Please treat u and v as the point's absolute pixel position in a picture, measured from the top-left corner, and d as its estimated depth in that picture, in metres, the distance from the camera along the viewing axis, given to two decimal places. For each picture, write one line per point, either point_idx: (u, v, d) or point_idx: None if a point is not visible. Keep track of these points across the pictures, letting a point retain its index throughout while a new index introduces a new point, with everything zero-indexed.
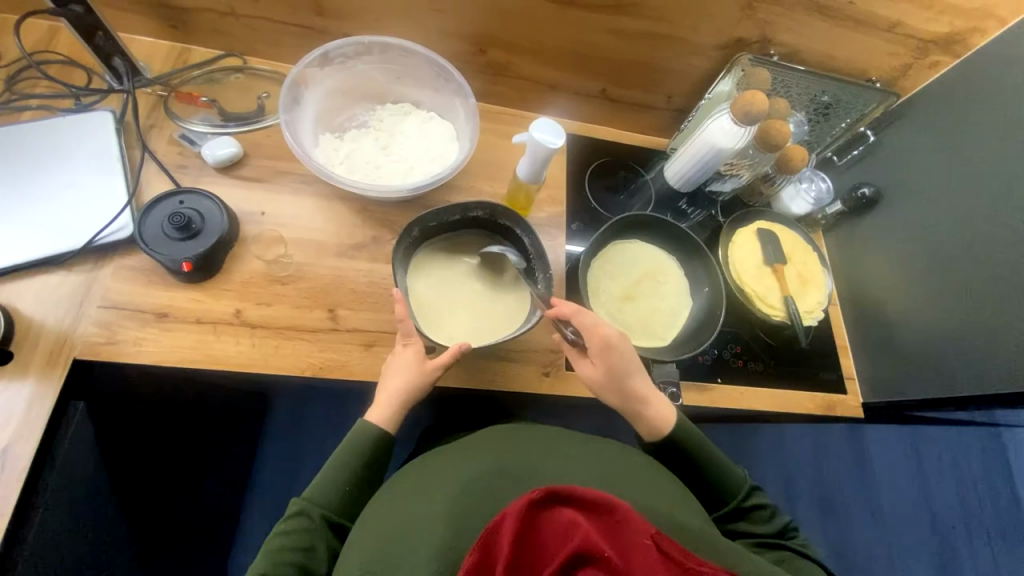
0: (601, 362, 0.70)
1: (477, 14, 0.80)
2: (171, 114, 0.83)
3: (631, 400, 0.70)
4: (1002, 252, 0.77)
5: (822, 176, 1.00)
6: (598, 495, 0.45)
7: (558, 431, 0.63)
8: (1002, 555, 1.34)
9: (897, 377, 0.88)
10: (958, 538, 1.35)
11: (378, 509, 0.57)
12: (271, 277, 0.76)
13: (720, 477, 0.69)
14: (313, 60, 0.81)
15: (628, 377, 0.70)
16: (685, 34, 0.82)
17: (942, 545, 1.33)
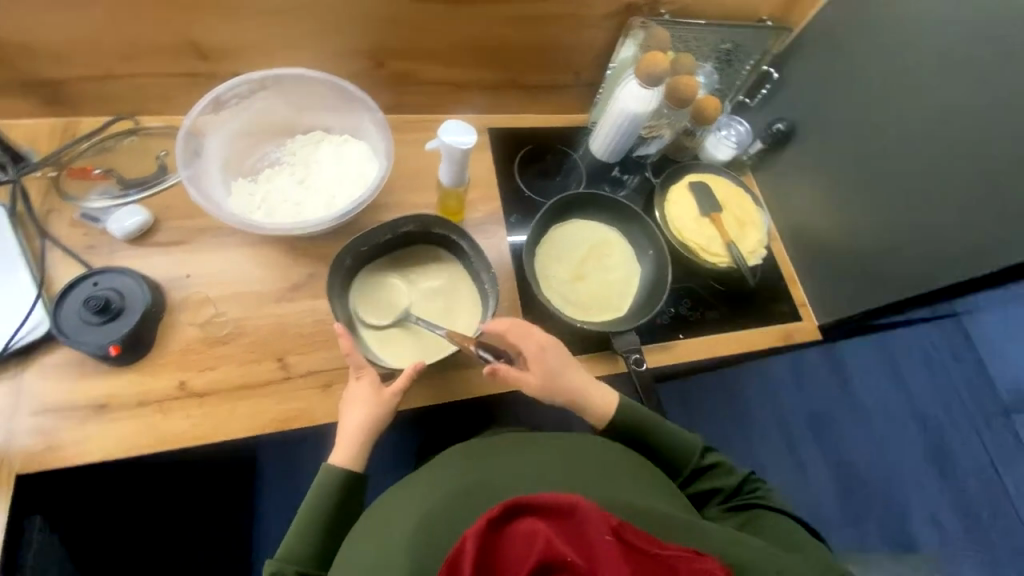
0: (541, 365, 0.70)
1: (365, 27, 0.77)
2: (65, 195, 0.77)
3: (572, 396, 0.70)
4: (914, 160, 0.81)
5: (739, 120, 1.03)
6: (559, 498, 0.45)
7: (520, 439, 0.62)
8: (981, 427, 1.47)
9: (845, 295, 0.92)
10: (940, 423, 1.47)
11: (345, 555, 0.54)
12: (211, 339, 0.73)
13: (669, 443, 0.70)
14: (205, 107, 0.76)
15: (569, 375, 0.70)
16: (577, 10, 0.82)
17: (928, 433, 1.45)
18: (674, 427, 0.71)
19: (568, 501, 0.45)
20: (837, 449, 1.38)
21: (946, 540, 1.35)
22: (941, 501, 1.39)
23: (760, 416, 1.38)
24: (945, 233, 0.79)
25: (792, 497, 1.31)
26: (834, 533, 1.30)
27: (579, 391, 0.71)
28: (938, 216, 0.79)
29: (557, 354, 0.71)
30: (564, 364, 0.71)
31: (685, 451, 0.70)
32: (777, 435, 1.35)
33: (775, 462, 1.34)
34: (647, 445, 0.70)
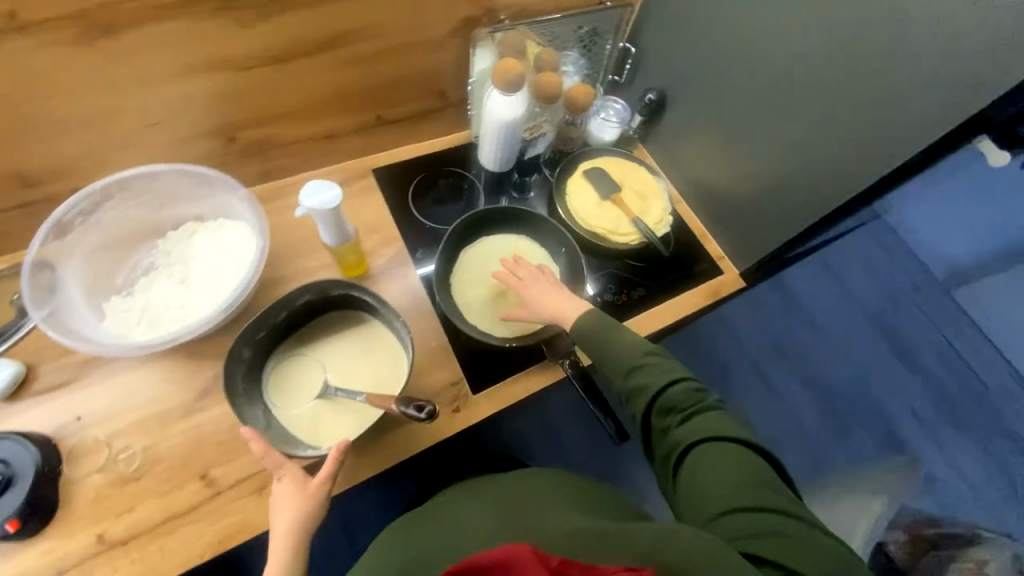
0: (530, 290, 0.81)
1: (199, 110, 0.71)
2: None
3: (557, 309, 0.78)
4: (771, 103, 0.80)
5: (613, 98, 1.05)
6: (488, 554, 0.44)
7: (463, 501, 0.69)
8: (926, 309, 1.60)
9: (754, 240, 0.92)
10: (890, 315, 1.59)
11: None
12: (121, 478, 0.66)
13: (613, 346, 0.74)
14: (46, 235, 0.69)
15: (554, 292, 0.80)
16: (420, 36, 0.79)
17: (882, 328, 1.57)
18: (624, 338, 0.75)
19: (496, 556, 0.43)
20: (808, 371, 1.50)
21: (926, 422, 1.46)
22: (912, 387, 1.50)
23: (728, 357, 1.51)
24: (812, 169, 0.78)
25: (781, 426, 1.42)
26: (825, 448, 1.40)
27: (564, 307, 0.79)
28: (804, 151, 0.78)
29: (547, 277, 0.82)
30: (552, 286, 0.81)
31: (628, 359, 0.73)
32: (747, 370, 1.48)
33: (757, 399, 1.45)
34: (600, 349, 0.75)
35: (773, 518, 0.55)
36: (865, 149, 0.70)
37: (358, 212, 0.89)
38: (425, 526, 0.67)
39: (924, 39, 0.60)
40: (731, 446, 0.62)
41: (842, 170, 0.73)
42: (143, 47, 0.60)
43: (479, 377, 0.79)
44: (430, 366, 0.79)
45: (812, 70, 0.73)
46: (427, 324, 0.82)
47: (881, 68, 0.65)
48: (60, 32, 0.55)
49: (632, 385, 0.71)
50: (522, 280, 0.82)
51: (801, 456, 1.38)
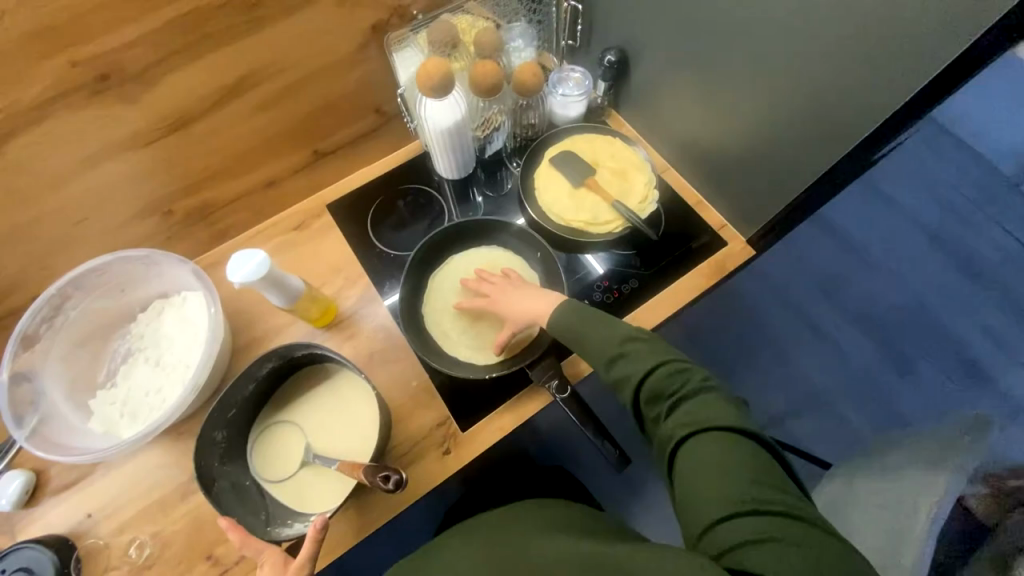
0: (498, 297, 0.77)
1: (123, 192, 0.69)
2: None
3: (528, 310, 0.74)
4: (743, 42, 0.67)
5: (570, 67, 0.90)
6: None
7: (462, 540, 0.71)
8: (993, 212, 1.44)
9: (757, 203, 0.79)
10: (952, 227, 1.43)
11: None
12: (135, 569, 0.68)
13: (591, 338, 0.68)
14: (16, 349, 0.71)
15: (523, 294, 0.76)
16: (328, 57, 0.71)
17: (943, 242, 1.42)
18: (600, 327, 0.68)
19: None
20: (860, 308, 1.38)
21: (1003, 342, 1.32)
22: (986, 306, 1.36)
23: (767, 308, 1.40)
24: (806, 112, 0.64)
25: (835, 375, 1.33)
26: (888, 385, 1.31)
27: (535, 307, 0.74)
28: (791, 94, 0.65)
29: (513, 280, 0.78)
30: (521, 287, 0.77)
31: (606, 350, 0.66)
32: (790, 317, 1.38)
33: (805, 351, 1.35)
34: (578, 342, 0.69)
35: (770, 518, 0.48)
36: (862, 79, 0.56)
37: (318, 254, 0.84)
38: (430, 560, 0.69)
39: None
40: (725, 436, 0.55)
41: (841, 110, 0.60)
42: (32, 153, 0.58)
43: (467, 412, 0.75)
44: (413, 409, 0.75)
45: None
46: (405, 363, 0.78)
47: None
48: None
49: (614, 376, 0.65)
50: (490, 296, 0.78)
51: (862, 404, 1.30)
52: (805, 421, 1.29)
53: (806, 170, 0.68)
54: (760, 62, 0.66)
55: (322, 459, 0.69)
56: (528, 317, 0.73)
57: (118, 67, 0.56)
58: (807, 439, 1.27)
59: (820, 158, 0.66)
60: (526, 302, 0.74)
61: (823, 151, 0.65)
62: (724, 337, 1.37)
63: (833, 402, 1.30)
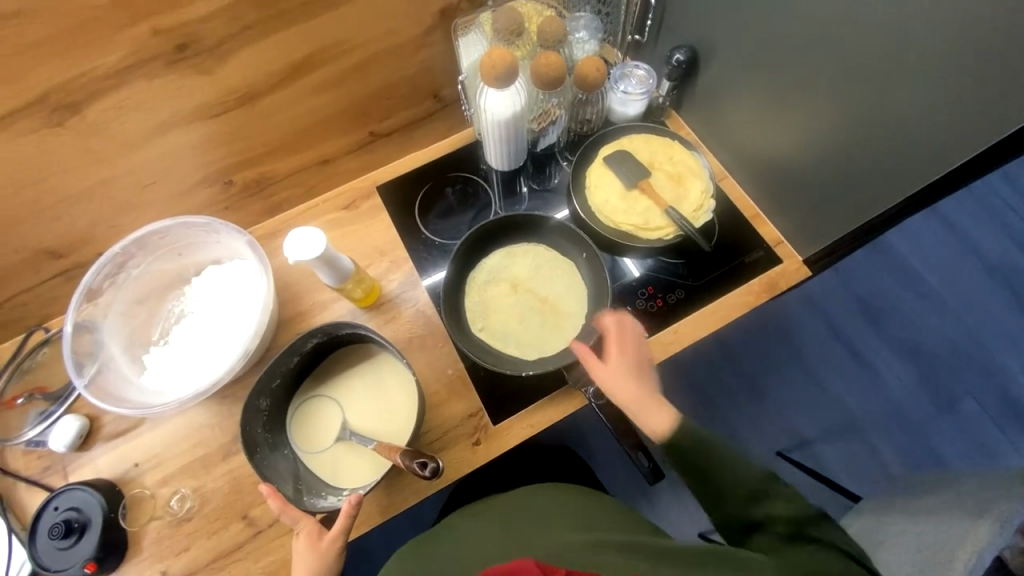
0: (613, 356, 0.61)
1: (188, 160, 0.71)
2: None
3: (637, 395, 0.58)
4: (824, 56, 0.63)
5: (634, 63, 0.87)
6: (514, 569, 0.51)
7: (490, 507, 0.71)
8: None
9: (821, 222, 0.75)
10: (1017, 264, 1.37)
11: None
12: (175, 520, 0.72)
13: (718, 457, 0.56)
14: (78, 302, 0.75)
15: (639, 377, 0.60)
16: (393, 40, 0.71)
17: (1007, 279, 1.36)
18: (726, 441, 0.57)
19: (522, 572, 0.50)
20: (905, 339, 1.33)
21: None
22: None
23: (807, 329, 1.36)
24: (888, 133, 0.60)
25: (871, 406, 1.28)
26: (931, 424, 1.25)
27: (642, 398, 0.58)
28: (873, 113, 0.61)
29: (632, 349, 0.62)
30: (641, 372, 0.61)
31: (737, 479, 0.55)
32: (830, 340, 1.34)
33: (842, 377, 1.30)
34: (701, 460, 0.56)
35: None
36: (956, 104, 0.52)
37: (365, 234, 0.85)
38: (460, 524, 0.70)
39: None
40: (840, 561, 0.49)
41: (927, 136, 0.56)
42: (108, 117, 0.60)
43: (500, 405, 0.75)
44: (447, 397, 0.76)
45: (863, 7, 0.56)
46: (441, 351, 0.78)
47: None
48: (28, 119, 0.56)
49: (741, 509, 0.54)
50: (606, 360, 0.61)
51: (900, 440, 1.25)
52: (836, 448, 1.25)
53: (882, 194, 0.64)
54: (840, 75, 0.62)
55: (359, 437, 0.70)
56: (629, 404, 0.58)
57: (196, 39, 0.57)
58: (836, 468, 1.23)
59: (900, 183, 0.61)
60: (627, 386, 0.58)
61: (902, 175, 0.61)
62: (758, 353, 1.34)
63: (868, 433, 1.26)
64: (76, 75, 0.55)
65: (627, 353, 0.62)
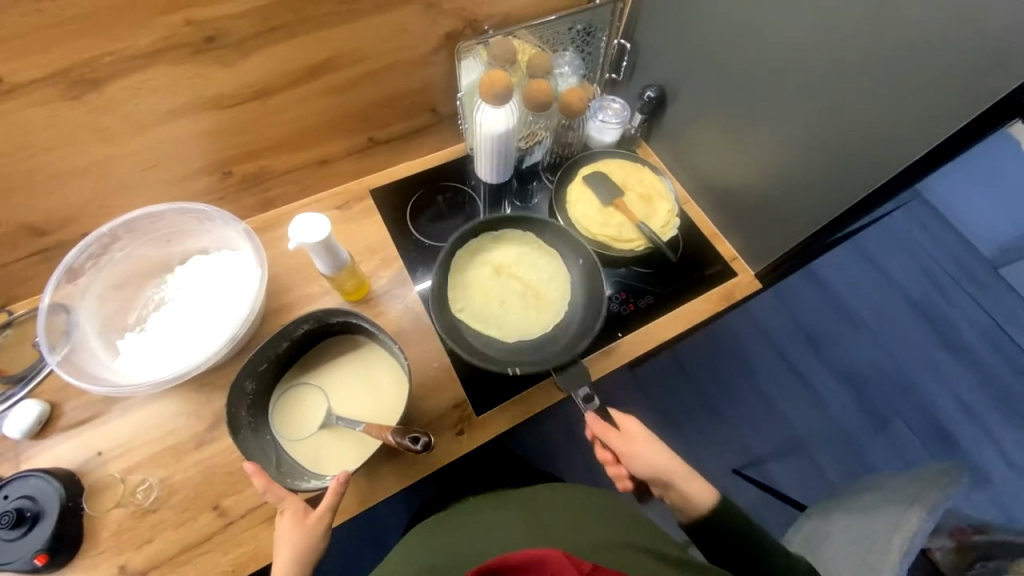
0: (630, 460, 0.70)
1: (192, 148, 0.74)
2: None
3: (658, 472, 0.69)
4: (770, 99, 0.76)
5: (611, 97, 0.99)
6: (531, 554, 0.56)
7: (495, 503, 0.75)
8: (975, 290, 1.57)
9: (770, 241, 0.87)
10: (934, 298, 1.56)
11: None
12: (139, 511, 0.69)
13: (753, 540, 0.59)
14: (58, 281, 0.74)
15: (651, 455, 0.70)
16: (401, 55, 0.78)
17: (926, 311, 1.54)
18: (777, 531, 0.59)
19: (536, 555, 0.56)
20: (842, 364, 1.47)
21: (974, 414, 1.41)
22: (961, 377, 1.46)
23: (756, 350, 1.48)
24: (822, 163, 0.72)
25: (814, 425, 1.39)
26: (866, 440, 1.38)
27: (664, 469, 0.69)
28: (810, 146, 0.73)
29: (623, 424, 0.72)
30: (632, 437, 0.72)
31: None
32: (776, 361, 1.47)
33: (789, 396, 1.42)
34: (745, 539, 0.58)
35: None
36: (875, 137, 0.64)
37: (358, 233, 0.89)
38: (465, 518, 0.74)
39: (933, 11, 0.54)
40: None
41: (852, 165, 0.68)
42: (124, 97, 0.63)
43: (483, 397, 0.79)
44: (433, 389, 0.78)
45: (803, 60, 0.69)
46: (428, 344, 0.81)
47: (880, 52, 0.60)
48: (45, 91, 0.58)
49: None
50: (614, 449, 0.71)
51: (839, 454, 1.36)
52: (785, 464, 1.34)
53: (818, 215, 0.76)
54: (783, 115, 0.75)
55: (345, 422, 0.71)
56: (654, 473, 0.69)
57: (223, 33, 0.62)
58: (784, 481, 1.32)
59: (833, 204, 0.73)
60: (652, 455, 0.70)
61: (834, 198, 0.73)
62: (713, 370, 1.44)
63: (813, 450, 1.36)
64: (102, 54, 0.58)
65: (637, 421, 0.73)
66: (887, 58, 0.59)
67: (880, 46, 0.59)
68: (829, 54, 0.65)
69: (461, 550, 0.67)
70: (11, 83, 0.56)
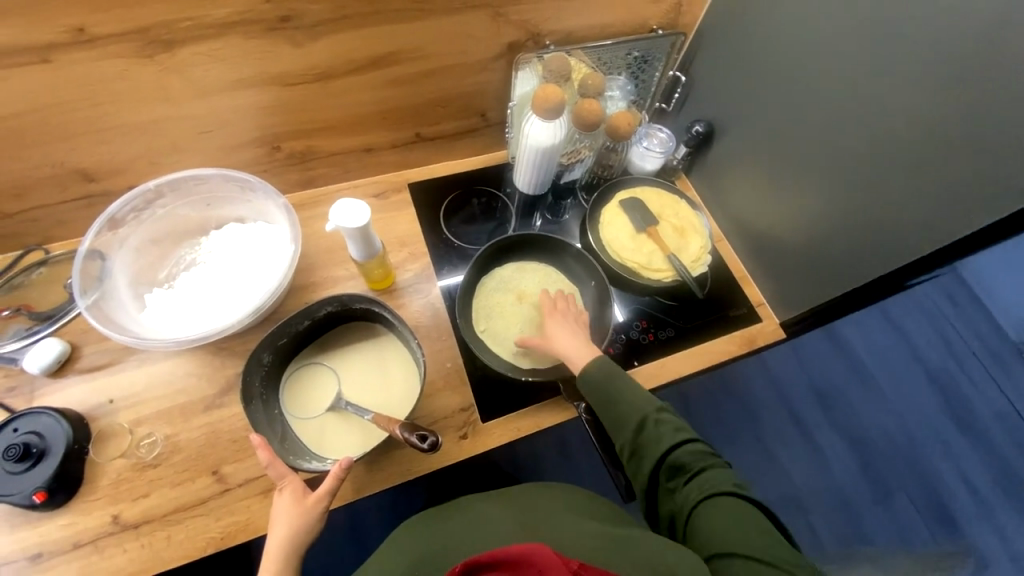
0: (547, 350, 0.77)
1: (246, 118, 0.75)
2: None
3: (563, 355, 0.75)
4: (821, 152, 0.76)
5: (658, 126, 0.99)
6: (519, 547, 0.48)
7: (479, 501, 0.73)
8: (996, 371, 1.53)
9: (801, 292, 0.86)
10: (952, 373, 1.52)
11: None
12: (140, 464, 0.69)
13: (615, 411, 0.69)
14: (99, 228, 0.76)
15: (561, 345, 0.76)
16: (461, 58, 0.80)
17: (943, 386, 1.50)
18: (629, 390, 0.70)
19: (525, 551, 0.47)
20: (850, 427, 1.44)
21: (981, 498, 1.37)
22: (970, 459, 1.42)
23: (762, 400, 1.46)
24: (866, 223, 0.72)
25: (814, 484, 1.36)
26: (864, 509, 1.34)
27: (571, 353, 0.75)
28: (857, 204, 0.72)
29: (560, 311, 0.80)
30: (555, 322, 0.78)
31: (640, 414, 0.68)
32: (781, 414, 1.44)
33: (790, 452, 1.39)
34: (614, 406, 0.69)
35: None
36: (925, 206, 0.64)
37: (391, 224, 0.90)
38: (454, 513, 0.70)
39: (1004, 91, 0.53)
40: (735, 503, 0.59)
41: (897, 228, 0.68)
42: (193, 62, 0.65)
43: (491, 404, 0.78)
44: (442, 388, 0.78)
45: (859, 119, 0.69)
46: (444, 343, 0.82)
47: (943, 124, 0.59)
48: (122, 45, 0.60)
49: (644, 441, 0.66)
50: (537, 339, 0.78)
51: (834, 518, 1.33)
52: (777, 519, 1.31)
53: (857, 273, 0.75)
54: (832, 170, 0.75)
55: (355, 408, 0.71)
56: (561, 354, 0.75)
57: (297, 14, 0.64)
58: None
59: (872, 265, 0.73)
60: (565, 339, 0.76)
61: (876, 260, 0.72)
62: (717, 413, 1.42)
63: (808, 509, 1.33)
64: (182, 19, 0.60)
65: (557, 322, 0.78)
66: (949, 132, 0.59)
67: (944, 119, 0.59)
68: (887, 117, 0.65)
69: (452, 545, 0.64)
70: (92, 33, 0.58)
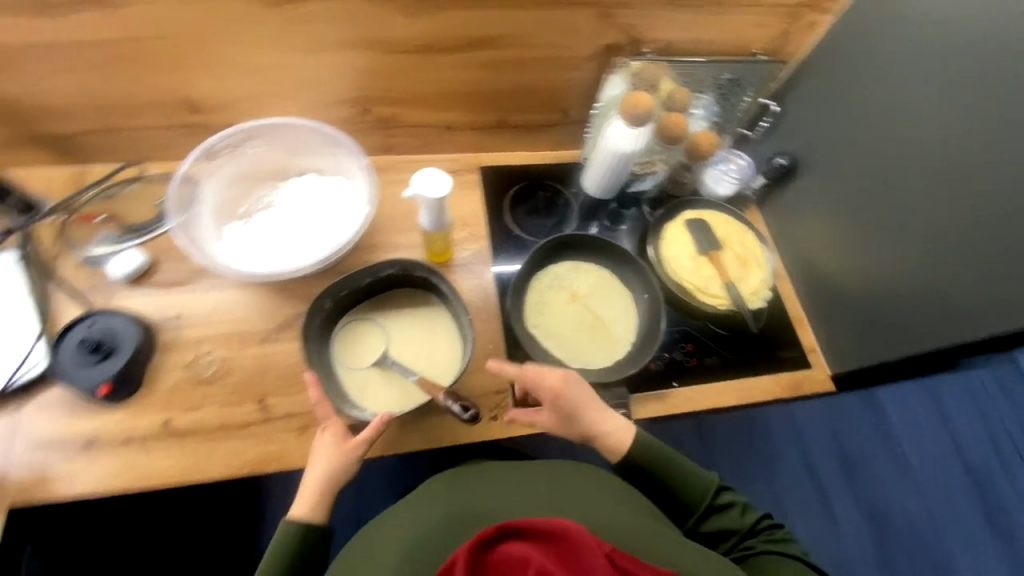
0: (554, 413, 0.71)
1: (347, 77, 0.79)
2: (69, 242, 0.81)
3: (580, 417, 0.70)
4: (916, 206, 0.74)
5: (738, 152, 0.99)
6: (559, 524, 0.48)
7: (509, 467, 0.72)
8: None
9: (861, 346, 0.85)
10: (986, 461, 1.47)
11: (385, 519, 0.68)
12: (195, 379, 0.74)
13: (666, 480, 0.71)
14: (196, 157, 0.82)
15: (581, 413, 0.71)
16: (559, 53, 0.81)
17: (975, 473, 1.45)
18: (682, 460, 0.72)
19: (565, 529, 0.48)
20: (873, 497, 1.39)
21: None
22: (992, 552, 1.37)
23: (784, 450, 1.41)
24: (955, 285, 0.70)
25: (825, 545, 1.32)
26: None
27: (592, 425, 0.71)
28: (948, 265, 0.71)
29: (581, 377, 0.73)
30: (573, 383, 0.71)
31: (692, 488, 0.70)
32: (801, 467, 1.40)
33: (805, 508, 1.35)
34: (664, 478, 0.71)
35: None
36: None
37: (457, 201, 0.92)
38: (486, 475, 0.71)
39: None
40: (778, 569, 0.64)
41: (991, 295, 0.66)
42: (315, 16, 0.68)
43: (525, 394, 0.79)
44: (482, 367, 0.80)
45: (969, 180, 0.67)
46: (490, 325, 0.84)
47: None
48: None
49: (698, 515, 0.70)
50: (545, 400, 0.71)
51: None
52: None
53: (932, 335, 0.74)
54: (926, 226, 0.73)
55: (401, 368, 0.74)
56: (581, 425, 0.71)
57: None
58: None
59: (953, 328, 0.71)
60: (592, 413, 0.71)
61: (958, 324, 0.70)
62: (735, 452, 1.39)
63: None
64: None
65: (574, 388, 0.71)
66: None
67: None
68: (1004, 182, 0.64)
69: (480, 507, 0.65)
70: None
